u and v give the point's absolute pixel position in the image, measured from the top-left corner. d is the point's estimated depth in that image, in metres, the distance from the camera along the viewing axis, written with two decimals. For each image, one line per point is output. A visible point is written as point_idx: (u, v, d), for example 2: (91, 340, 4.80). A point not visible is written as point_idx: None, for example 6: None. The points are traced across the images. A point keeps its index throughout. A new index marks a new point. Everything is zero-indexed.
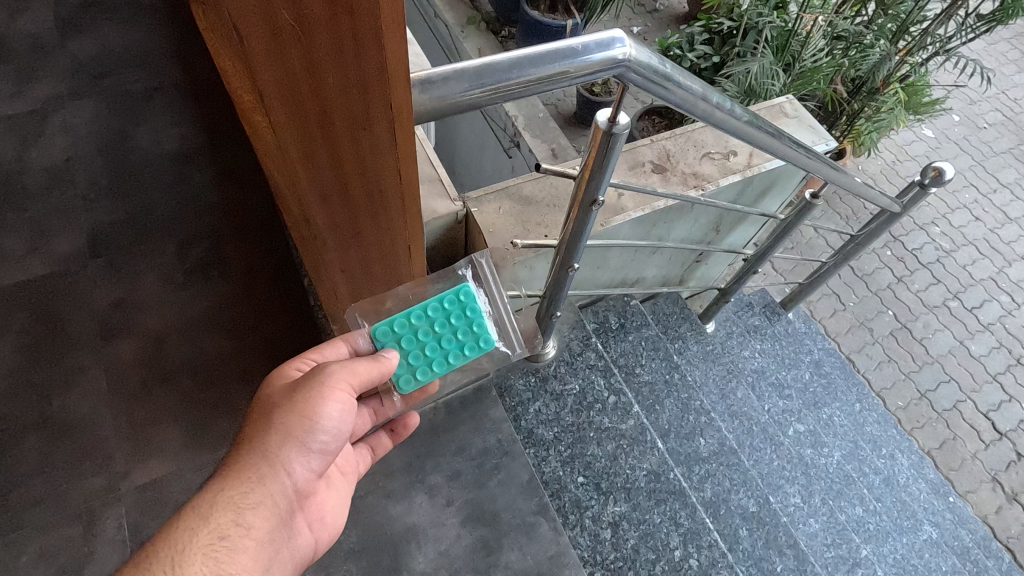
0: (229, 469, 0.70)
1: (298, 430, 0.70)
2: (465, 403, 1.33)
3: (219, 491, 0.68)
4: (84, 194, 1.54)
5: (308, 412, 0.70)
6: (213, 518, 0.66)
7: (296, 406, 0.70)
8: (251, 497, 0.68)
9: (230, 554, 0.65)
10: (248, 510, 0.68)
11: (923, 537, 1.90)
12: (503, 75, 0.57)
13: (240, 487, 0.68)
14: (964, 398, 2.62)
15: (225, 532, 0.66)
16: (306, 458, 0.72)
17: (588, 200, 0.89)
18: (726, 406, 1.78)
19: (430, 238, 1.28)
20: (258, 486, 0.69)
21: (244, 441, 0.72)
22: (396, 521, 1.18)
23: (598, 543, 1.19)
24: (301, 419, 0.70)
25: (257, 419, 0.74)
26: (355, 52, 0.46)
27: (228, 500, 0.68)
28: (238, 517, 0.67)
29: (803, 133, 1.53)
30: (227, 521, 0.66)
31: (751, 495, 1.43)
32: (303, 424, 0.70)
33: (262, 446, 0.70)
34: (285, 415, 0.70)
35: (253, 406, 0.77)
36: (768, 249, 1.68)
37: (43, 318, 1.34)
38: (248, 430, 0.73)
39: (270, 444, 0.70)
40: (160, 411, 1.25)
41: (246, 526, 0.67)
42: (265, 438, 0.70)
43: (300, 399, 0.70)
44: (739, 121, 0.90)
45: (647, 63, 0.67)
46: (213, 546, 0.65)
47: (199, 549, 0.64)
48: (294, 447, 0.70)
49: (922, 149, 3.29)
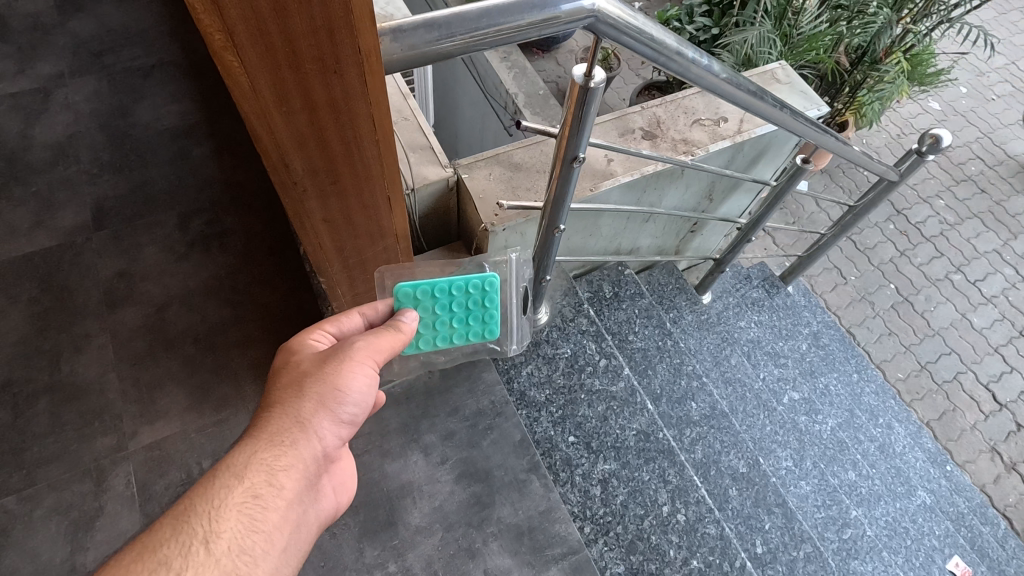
0: (261, 432, 0.75)
1: (331, 399, 0.77)
2: (459, 366, 1.36)
3: (253, 452, 0.73)
4: (88, 169, 1.57)
5: (336, 385, 0.77)
6: (247, 477, 0.71)
7: (328, 377, 0.77)
8: (282, 461, 0.73)
9: (263, 512, 0.70)
10: (281, 472, 0.73)
11: (916, 502, 1.93)
12: (473, 24, 0.57)
13: (272, 449, 0.74)
14: (965, 369, 2.63)
15: (258, 491, 0.71)
16: (335, 427, 0.79)
17: (568, 157, 0.90)
18: (719, 373, 1.81)
19: (422, 206, 1.31)
20: (290, 449, 0.74)
21: (274, 405, 0.77)
22: (391, 478, 1.22)
23: (588, 499, 1.23)
24: (333, 389, 0.77)
25: (285, 384, 0.79)
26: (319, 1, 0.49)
27: (261, 461, 0.72)
28: (271, 478, 0.72)
29: (795, 98, 1.53)
30: (260, 481, 0.71)
31: (741, 456, 1.46)
32: (334, 395, 0.77)
33: (295, 412, 0.76)
34: (319, 384, 0.77)
35: (278, 373, 0.82)
36: (760, 217, 1.69)
37: (51, 288, 1.38)
38: (278, 395, 0.78)
39: (303, 410, 0.76)
40: (165, 375, 1.29)
41: (278, 487, 0.72)
42: (298, 403, 0.76)
43: (331, 371, 0.77)
44: (716, 78, 0.90)
45: (619, 14, 0.67)
46: (246, 504, 0.70)
47: (233, 507, 0.69)
48: (325, 415, 0.77)
49: (927, 121, 3.26)
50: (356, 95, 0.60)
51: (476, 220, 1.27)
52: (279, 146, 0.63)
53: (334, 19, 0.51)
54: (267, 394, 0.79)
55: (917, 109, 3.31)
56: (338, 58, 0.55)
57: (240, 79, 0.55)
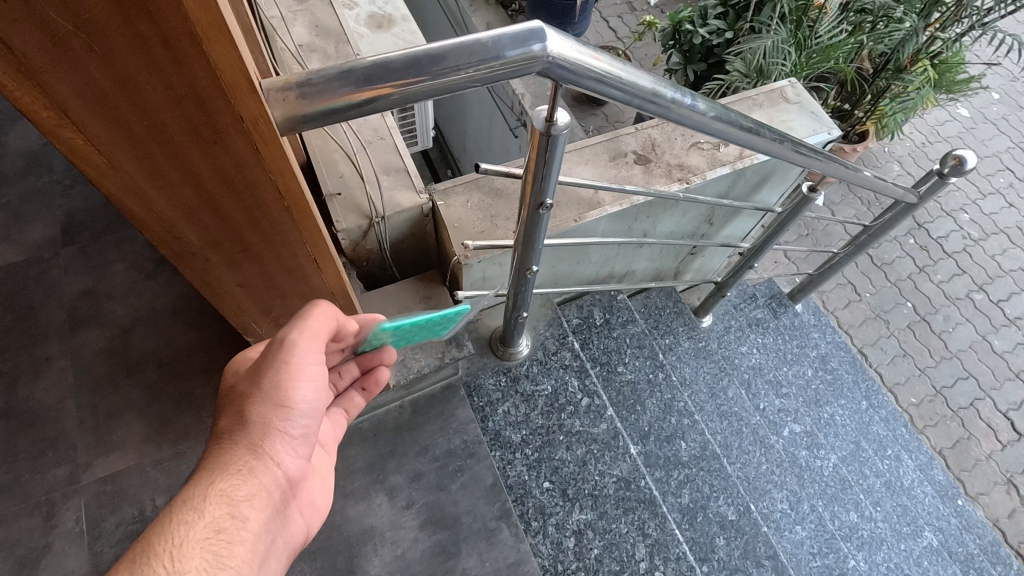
0: (215, 463, 0.67)
1: (280, 417, 0.69)
2: (432, 402, 1.29)
3: (210, 483, 0.66)
4: (61, 180, 1.52)
5: (280, 397, 0.68)
6: (207, 510, 0.64)
7: (268, 391, 0.68)
8: (244, 489, 0.66)
9: (231, 546, 0.63)
10: (243, 502, 0.66)
11: (922, 543, 1.81)
12: (395, 76, 0.51)
13: (231, 478, 0.66)
14: (983, 396, 2.50)
15: (221, 525, 0.64)
16: (292, 447, 0.71)
17: (535, 203, 0.82)
18: (715, 406, 1.72)
19: (396, 233, 1.23)
20: (248, 477, 0.67)
21: (227, 432, 0.69)
22: (353, 522, 1.16)
23: (560, 551, 1.16)
24: (278, 405, 0.68)
25: (231, 409, 0.71)
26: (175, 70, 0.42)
27: (221, 491, 0.65)
28: (234, 509, 0.65)
29: (805, 120, 1.41)
30: (221, 515, 0.64)
31: (731, 502, 1.37)
32: (281, 412, 0.69)
33: (246, 437, 0.68)
34: (262, 402, 0.68)
35: (223, 400, 0.74)
36: (764, 244, 1.59)
37: (14, 306, 1.34)
38: (227, 422, 0.70)
39: (254, 434, 0.68)
40: (124, 403, 1.24)
41: (244, 518, 0.65)
42: (247, 427, 0.68)
43: (273, 381, 0.68)
44: (703, 117, 0.80)
45: (579, 58, 0.60)
46: (209, 540, 0.62)
47: (195, 545, 0.61)
48: (279, 436, 0.69)
49: (955, 129, 3.10)
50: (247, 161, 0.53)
51: (451, 250, 1.18)
52: (162, 219, 0.57)
53: (202, 93, 0.45)
54: (216, 422, 0.72)
55: (944, 116, 3.14)
56: (217, 131, 0.49)
57: (93, 157, 0.47)
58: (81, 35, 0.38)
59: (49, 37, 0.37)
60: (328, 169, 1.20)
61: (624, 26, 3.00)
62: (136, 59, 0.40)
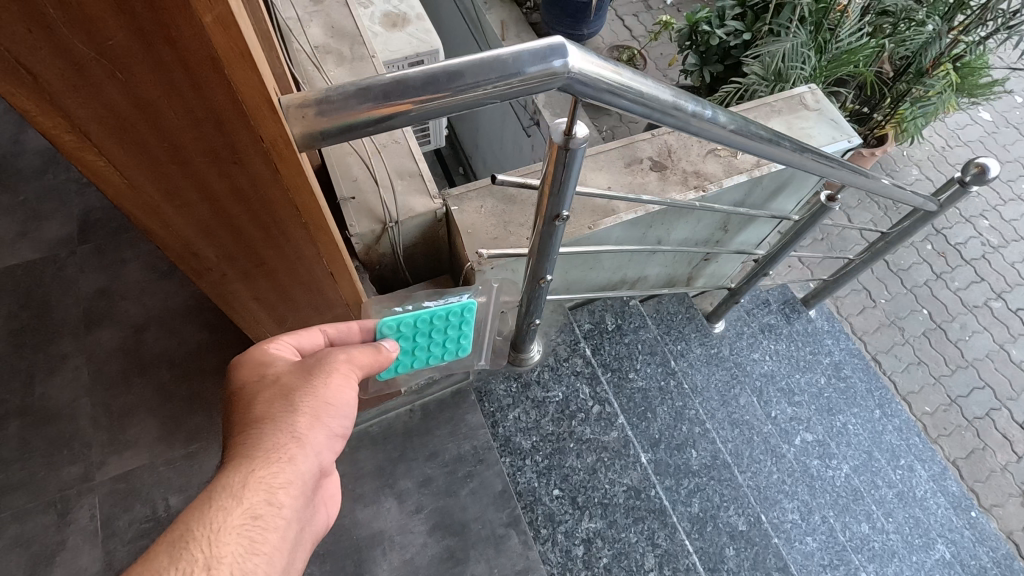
0: (252, 450, 0.63)
1: (324, 412, 0.68)
2: (442, 407, 1.29)
3: (250, 469, 0.61)
4: (77, 178, 1.53)
5: (330, 398, 0.69)
6: (245, 495, 0.59)
7: (319, 391, 0.69)
8: (283, 476, 0.62)
9: (267, 534, 0.58)
10: (282, 489, 0.61)
11: (935, 556, 1.78)
12: (415, 93, 0.51)
13: (270, 464, 0.62)
14: (999, 406, 2.45)
15: (258, 511, 0.59)
16: (328, 442, 0.69)
17: (550, 215, 0.81)
18: (726, 414, 1.70)
19: (409, 237, 1.23)
20: (288, 464, 0.63)
21: (261, 421, 0.65)
22: (362, 526, 1.16)
23: (569, 560, 1.15)
24: (325, 403, 0.69)
25: (268, 398, 0.67)
26: (195, 92, 0.43)
27: (261, 477, 0.61)
28: (272, 496, 0.60)
29: (824, 128, 1.39)
30: (260, 500, 0.59)
31: (741, 513, 1.35)
32: (327, 409, 0.69)
33: (289, 426, 0.65)
34: (311, 398, 0.68)
35: (250, 390, 0.69)
36: (779, 252, 1.57)
37: (31, 303, 1.35)
38: (262, 411, 0.66)
39: (298, 424, 0.66)
40: (137, 403, 1.25)
41: (280, 505, 0.60)
42: (291, 417, 0.66)
43: (323, 384, 0.70)
44: (723, 130, 0.79)
45: (601, 73, 0.59)
46: (247, 525, 0.57)
47: (232, 530, 0.56)
48: (321, 429, 0.68)
49: (976, 133, 3.05)
50: (266, 176, 0.54)
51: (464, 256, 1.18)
52: (177, 235, 0.58)
53: (220, 113, 0.45)
54: (244, 411, 0.67)
55: (965, 120, 3.09)
56: (233, 149, 0.49)
57: (113, 177, 0.48)
58: (99, 61, 0.38)
59: (71, 64, 0.38)
60: (342, 172, 1.21)
61: (640, 25, 2.97)
62: (155, 82, 0.41)
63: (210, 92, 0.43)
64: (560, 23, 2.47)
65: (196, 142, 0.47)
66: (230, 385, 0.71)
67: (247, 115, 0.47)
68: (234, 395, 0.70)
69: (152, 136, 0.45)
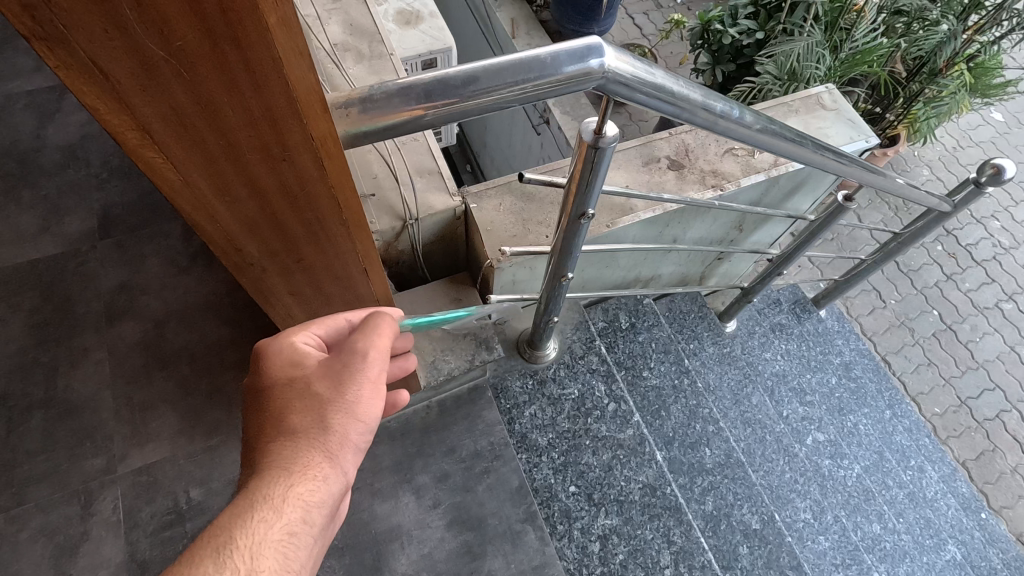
0: (291, 466, 0.62)
1: (358, 430, 0.66)
2: (459, 403, 1.30)
3: (288, 485, 0.61)
4: (98, 174, 1.55)
5: (360, 415, 0.66)
6: (284, 511, 0.59)
7: (353, 405, 0.66)
8: (319, 495, 0.62)
9: (301, 550, 0.59)
10: (316, 508, 0.61)
11: (945, 557, 1.78)
12: (457, 92, 0.52)
13: (308, 482, 0.62)
14: (1009, 408, 2.45)
15: (293, 528, 0.59)
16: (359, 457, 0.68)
17: (576, 213, 0.82)
18: (739, 413, 1.71)
19: (428, 234, 1.24)
20: (324, 484, 0.63)
21: (298, 433, 0.64)
22: (381, 520, 1.17)
23: (585, 556, 1.16)
24: (358, 420, 0.66)
25: (306, 409, 0.65)
26: (253, 88, 0.44)
27: (298, 494, 0.61)
28: (306, 513, 0.60)
29: (841, 128, 1.39)
30: (295, 517, 0.59)
31: (755, 511, 1.36)
32: (359, 427, 0.67)
33: (327, 444, 0.64)
34: (347, 415, 0.66)
35: (284, 395, 0.67)
36: (794, 252, 1.57)
37: (53, 297, 1.37)
38: (299, 423, 0.65)
39: (334, 442, 0.64)
40: (158, 396, 1.26)
41: (314, 524, 0.61)
42: (327, 434, 0.64)
43: (357, 399, 0.67)
44: (749, 130, 0.79)
45: (634, 73, 0.59)
46: (282, 541, 0.57)
47: (271, 545, 0.57)
48: (353, 448, 0.66)
49: (988, 134, 3.03)
50: (311, 171, 0.55)
51: (483, 254, 1.18)
52: (223, 231, 0.59)
53: (275, 111, 0.47)
54: (282, 420, 0.65)
55: (977, 121, 3.07)
56: (285, 146, 0.50)
57: (168, 175, 0.49)
58: (170, 60, 0.39)
59: (143, 66, 0.38)
60: (362, 170, 1.21)
61: (650, 24, 2.97)
62: (219, 81, 0.42)
63: (267, 89, 0.44)
64: (571, 20, 2.47)
65: (249, 138, 0.48)
66: (260, 382, 0.69)
67: (299, 112, 0.48)
68: (266, 396, 0.68)
69: (208, 133, 0.46)
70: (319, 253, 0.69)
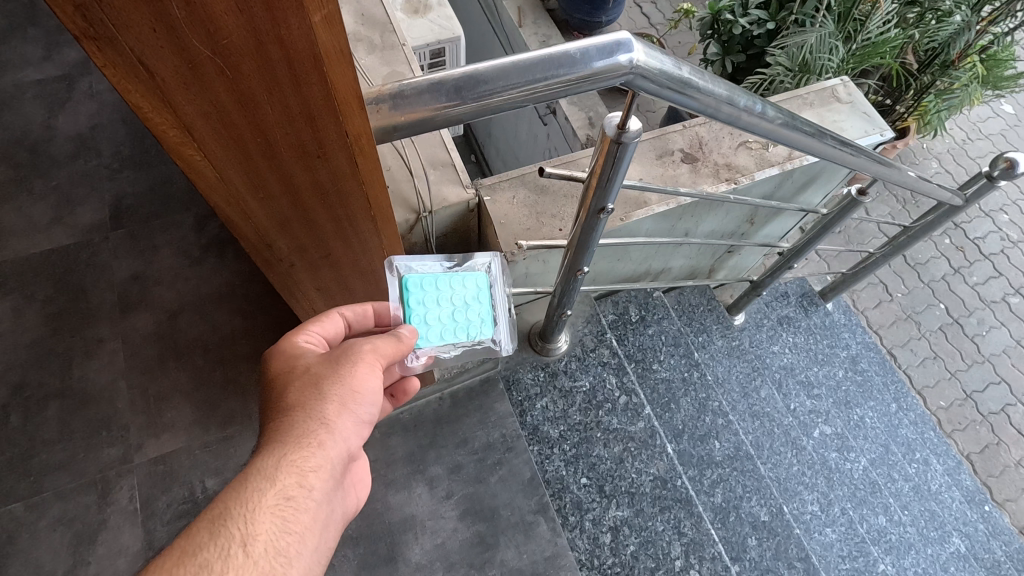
0: (284, 435, 0.61)
1: (352, 401, 0.65)
2: (471, 395, 1.31)
3: (281, 452, 0.60)
4: (109, 164, 1.55)
5: (354, 387, 0.66)
6: (278, 477, 0.58)
7: (347, 379, 0.66)
8: (313, 460, 0.61)
9: (301, 514, 0.58)
10: (312, 473, 0.60)
11: (950, 549, 1.79)
12: (488, 88, 0.52)
13: (302, 450, 0.61)
14: (1015, 402, 2.45)
15: (289, 493, 0.58)
16: (359, 427, 0.67)
17: (595, 208, 0.82)
18: (747, 406, 1.71)
19: (440, 227, 1.24)
20: (318, 450, 0.61)
21: (293, 407, 0.63)
22: (394, 510, 1.18)
23: (596, 547, 1.17)
24: (349, 390, 0.65)
25: (301, 385, 0.65)
26: (291, 86, 0.44)
27: (291, 461, 0.60)
28: (302, 478, 0.59)
29: (856, 121, 1.38)
30: (290, 482, 0.59)
31: (764, 503, 1.37)
32: (353, 397, 0.65)
33: (318, 412, 0.63)
34: (338, 386, 0.65)
35: (283, 377, 0.67)
36: (805, 244, 1.56)
37: (67, 288, 1.37)
38: (294, 398, 0.64)
39: (326, 411, 0.63)
40: (173, 386, 1.27)
41: (312, 488, 0.60)
42: (319, 405, 0.63)
43: (350, 373, 0.66)
44: (770, 125, 0.79)
45: (660, 68, 0.59)
46: (279, 506, 0.57)
47: (266, 510, 0.56)
48: (349, 416, 0.65)
49: (998, 126, 3.01)
50: (342, 164, 0.55)
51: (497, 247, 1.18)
52: (256, 226, 0.60)
53: (313, 108, 0.47)
54: (280, 396, 0.65)
55: (987, 113, 3.05)
56: (320, 143, 0.51)
57: (204, 169, 0.50)
58: (214, 59, 0.39)
59: (187, 62, 0.39)
60: None
61: (659, 13, 2.94)
62: (260, 78, 0.42)
63: (306, 87, 0.45)
64: (578, 9, 2.44)
65: (284, 133, 0.49)
66: (265, 372, 0.70)
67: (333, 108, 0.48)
68: (269, 383, 0.68)
69: (246, 129, 0.46)
70: (346, 244, 0.70)
